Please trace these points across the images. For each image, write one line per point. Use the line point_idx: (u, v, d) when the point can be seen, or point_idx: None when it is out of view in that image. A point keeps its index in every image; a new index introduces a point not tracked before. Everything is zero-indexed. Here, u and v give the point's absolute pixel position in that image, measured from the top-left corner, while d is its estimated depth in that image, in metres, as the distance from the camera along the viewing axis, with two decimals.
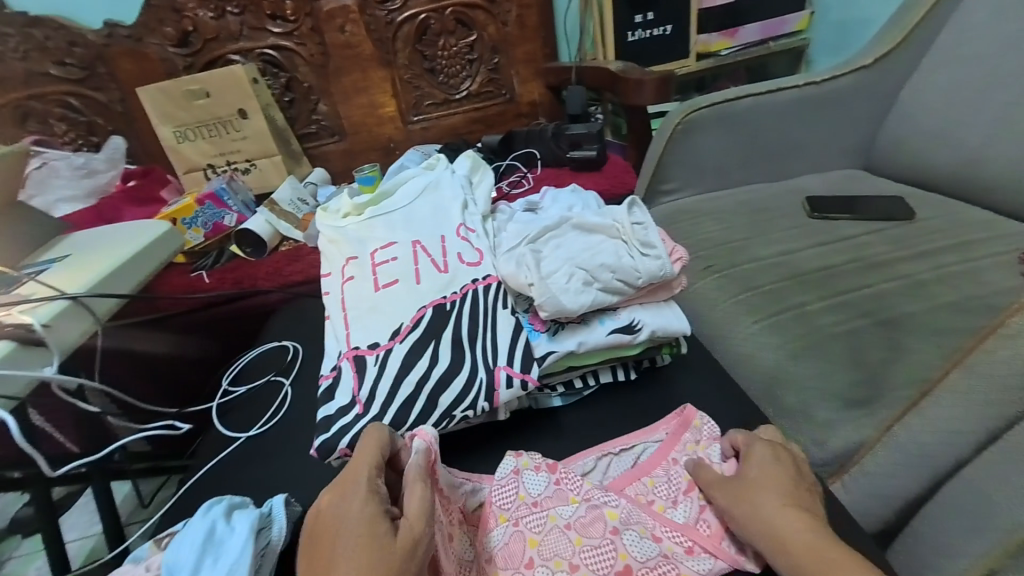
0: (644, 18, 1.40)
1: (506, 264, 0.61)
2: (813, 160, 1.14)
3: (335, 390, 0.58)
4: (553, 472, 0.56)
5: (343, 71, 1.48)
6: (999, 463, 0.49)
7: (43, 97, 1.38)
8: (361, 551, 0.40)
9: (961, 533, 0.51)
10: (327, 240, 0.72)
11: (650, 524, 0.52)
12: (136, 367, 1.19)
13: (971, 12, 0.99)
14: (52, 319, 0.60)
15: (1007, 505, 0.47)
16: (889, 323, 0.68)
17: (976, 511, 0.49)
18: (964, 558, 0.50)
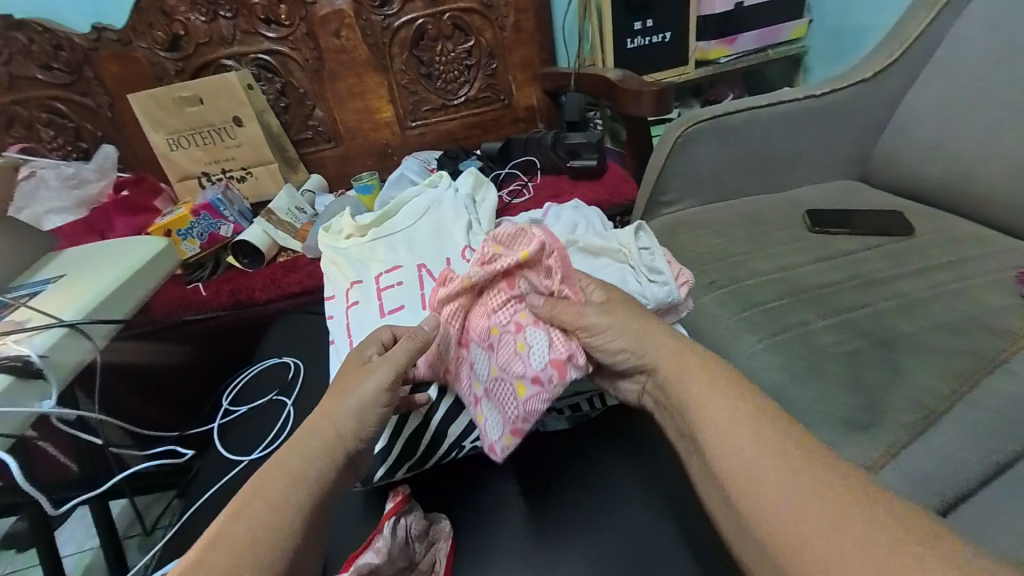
0: (643, 26, 1.40)
1: None
2: (809, 172, 1.15)
3: None
4: (555, 341, 0.55)
5: (338, 76, 1.46)
6: None
7: (28, 102, 1.34)
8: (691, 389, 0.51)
9: None
10: (330, 261, 0.72)
11: (513, 373, 0.56)
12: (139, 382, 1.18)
13: (969, 26, 1.00)
14: (50, 348, 0.58)
15: None
16: (891, 342, 0.68)
17: None
18: None
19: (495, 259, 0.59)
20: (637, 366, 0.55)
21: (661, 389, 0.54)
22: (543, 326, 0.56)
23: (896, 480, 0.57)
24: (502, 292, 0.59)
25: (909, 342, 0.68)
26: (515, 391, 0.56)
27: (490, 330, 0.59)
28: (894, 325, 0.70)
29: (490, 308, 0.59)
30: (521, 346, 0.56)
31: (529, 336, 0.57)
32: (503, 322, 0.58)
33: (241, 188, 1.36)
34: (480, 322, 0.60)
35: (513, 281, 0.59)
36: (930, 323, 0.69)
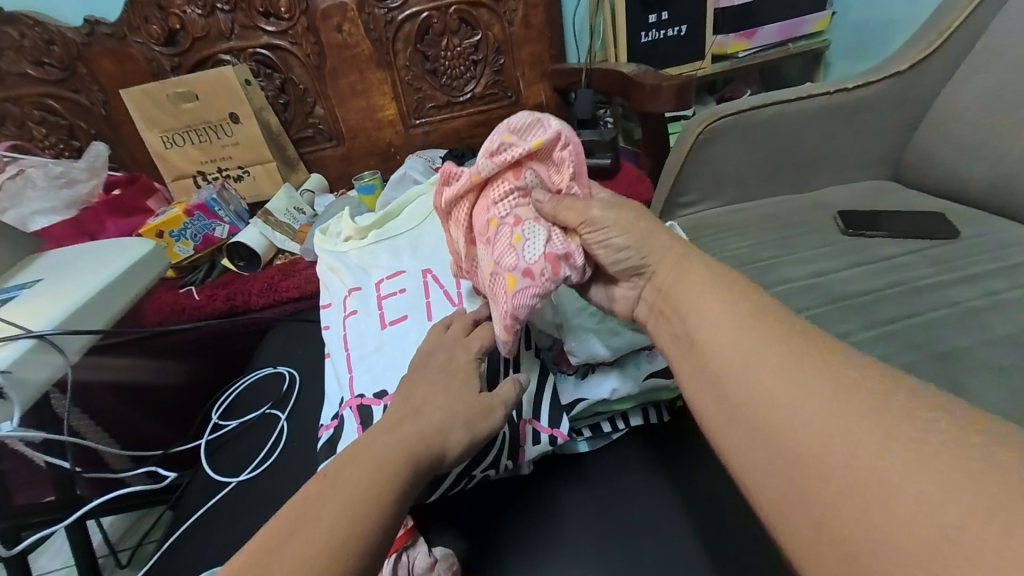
0: (658, 19, 1.33)
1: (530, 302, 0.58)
2: (838, 171, 1.08)
3: (336, 444, 0.52)
4: (558, 243, 0.50)
5: (340, 72, 1.41)
6: None
7: (20, 99, 1.29)
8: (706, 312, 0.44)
9: None
10: (327, 266, 0.66)
11: (506, 265, 0.49)
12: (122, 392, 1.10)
13: (1013, 14, 0.93)
14: (13, 364, 0.53)
15: None
16: (947, 357, 0.61)
17: None
18: None
19: (504, 148, 0.52)
20: (639, 267, 0.50)
21: (660, 294, 0.48)
22: (544, 223, 0.51)
23: None
24: (505, 183, 0.52)
25: (969, 357, 0.61)
26: (506, 284, 0.49)
27: (488, 222, 0.52)
28: (949, 339, 0.63)
29: (491, 200, 0.52)
30: (519, 238, 0.50)
31: (529, 230, 0.50)
32: (503, 213, 0.51)
33: (238, 188, 1.30)
34: (478, 213, 0.53)
35: (518, 174, 0.52)
36: (990, 337, 0.63)
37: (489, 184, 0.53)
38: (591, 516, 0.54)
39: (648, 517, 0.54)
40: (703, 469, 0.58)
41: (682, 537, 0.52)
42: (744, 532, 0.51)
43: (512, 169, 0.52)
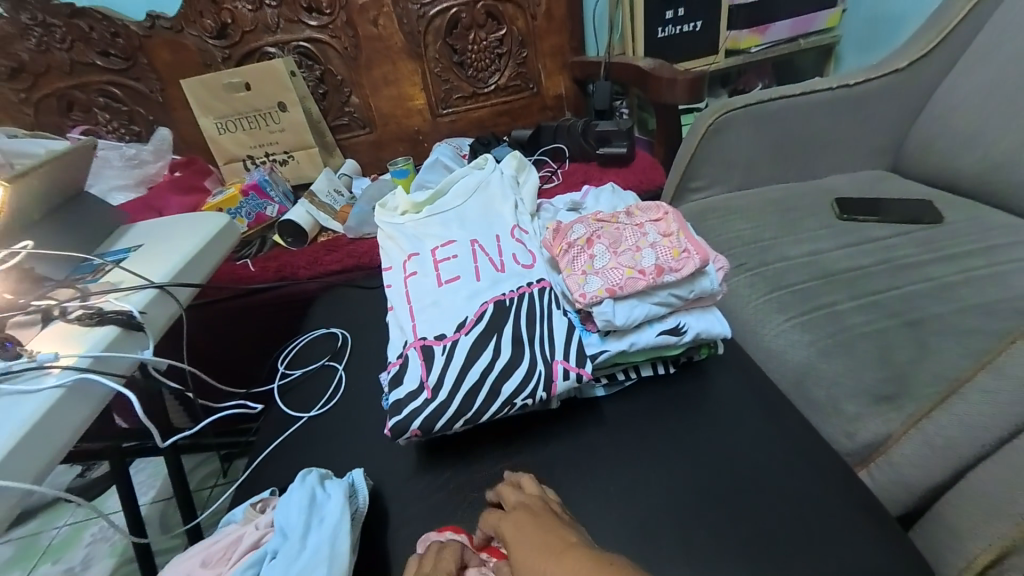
0: (675, 15, 1.41)
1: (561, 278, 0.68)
2: (840, 161, 1.16)
3: (402, 377, 0.63)
4: (623, 271, 0.64)
5: (374, 64, 1.51)
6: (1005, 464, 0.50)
7: (86, 87, 1.42)
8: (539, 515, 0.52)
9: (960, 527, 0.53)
10: (386, 235, 0.77)
11: (586, 259, 0.67)
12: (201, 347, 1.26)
13: (1008, 17, 0.99)
14: (146, 307, 0.65)
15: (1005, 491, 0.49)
16: (918, 323, 0.70)
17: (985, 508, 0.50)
18: (957, 557, 0.52)
19: (655, 218, 0.69)
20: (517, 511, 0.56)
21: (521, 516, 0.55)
22: (615, 253, 0.66)
23: (924, 447, 0.56)
24: (632, 228, 0.69)
25: (937, 322, 0.70)
26: (575, 267, 0.67)
27: (604, 235, 0.69)
28: (923, 306, 0.73)
29: (617, 230, 0.69)
30: (635, 251, 0.65)
31: (645, 247, 0.65)
32: (615, 241, 0.67)
33: (283, 171, 1.43)
34: (608, 230, 0.70)
35: (643, 227, 0.68)
36: (959, 305, 0.72)
37: (631, 223, 0.70)
38: (608, 445, 0.65)
39: (656, 445, 0.64)
40: (704, 412, 0.68)
41: (685, 462, 0.62)
42: (741, 460, 0.61)
43: (638, 226, 0.69)
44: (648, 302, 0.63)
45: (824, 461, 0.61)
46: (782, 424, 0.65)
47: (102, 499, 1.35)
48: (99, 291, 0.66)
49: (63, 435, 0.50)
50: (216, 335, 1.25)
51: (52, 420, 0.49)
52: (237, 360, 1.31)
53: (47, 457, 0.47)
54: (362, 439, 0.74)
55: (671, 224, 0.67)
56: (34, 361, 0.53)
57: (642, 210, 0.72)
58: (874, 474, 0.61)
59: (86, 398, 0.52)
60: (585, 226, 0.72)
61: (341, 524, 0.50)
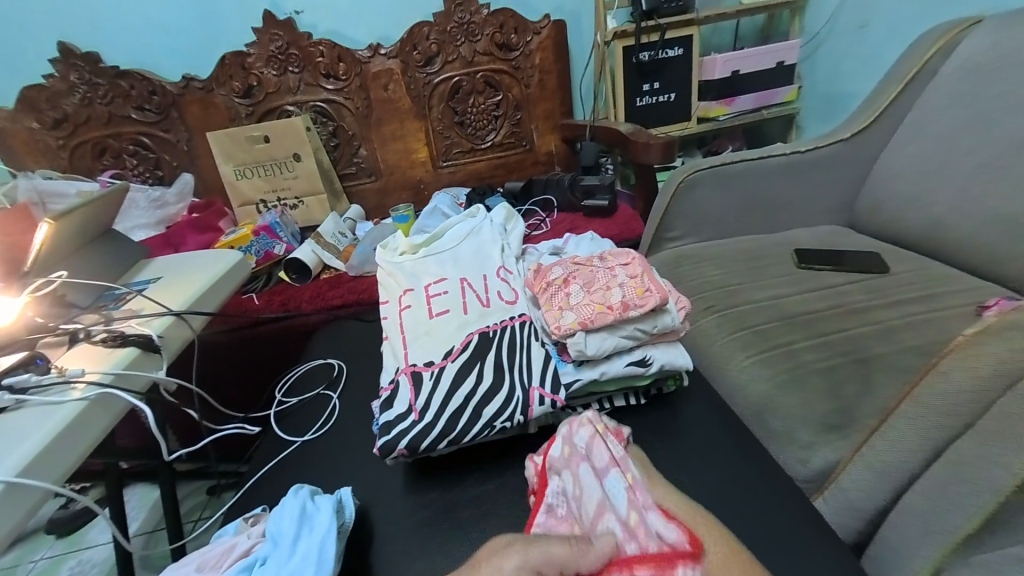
0: (651, 87, 1.59)
1: (541, 312, 0.76)
2: (800, 216, 1.29)
3: (393, 400, 0.69)
4: (593, 306, 0.72)
5: (383, 122, 1.68)
6: (925, 488, 0.54)
7: (120, 136, 1.56)
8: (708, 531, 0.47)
9: (896, 552, 0.56)
10: (386, 271, 0.86)
11: (562, 297, 0.76)
12: (207, 374, 1.32)
13: (932, 99, 1.14)
14: (165, 331, 0.72)
15: (932, 514, 0.53)
16: (864, 361, 0.78)
17: (917, 531, 0.54)
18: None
19: (624, 261, 0.79)
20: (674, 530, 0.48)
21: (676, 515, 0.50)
22: (587, 292, 0.75)
23: (866, 474, 0.61)
24: (604, 270, 0.78)
25: (879, 361, 0.77)
26: (552, 303, 0.76)
27: (578, 276, 0.78)
28: (870, 348, 0.80)
29: (589, 271, 0.79)
30: (606, 289, 0.74)
31: (614, 286, 0.74)
32: (588, 281, 0.77)
33: (294, 214, 1.55)
34: (582, 271, 0.79)
35: (613, 269, 0.78)
36: (899, 346, 0.80)
37: (603, 265, 0.80)
38: None
39: None
40: (673, 440, 0.73)
41: None
42: (703, 485, 0.66)
43: (609, 268, 0.78)
44: (616, 335, 0.70)
45: (779, 487, 0.66)
46: (743, 452, 0.70)
47: (83, 531, 1.34)
48: (126, 317, 0.73)
49: (84, 443, 0.55)
50: (219, 363, 1.31)
51: (77, 428, 0.54)
52: (240, 387, 1.36)
53: (67, 465, 0.52)
54: (353, 463, 0.78)
55: (638, 266, 0.77)
56: (62, 376, 0.58)
57: (614, 255, 0.82)
58: (826, 501, 0.65)
59: (106, 411, 0.58)
60: (561, 268, 0.81)
61: (328, 533, 0.54)
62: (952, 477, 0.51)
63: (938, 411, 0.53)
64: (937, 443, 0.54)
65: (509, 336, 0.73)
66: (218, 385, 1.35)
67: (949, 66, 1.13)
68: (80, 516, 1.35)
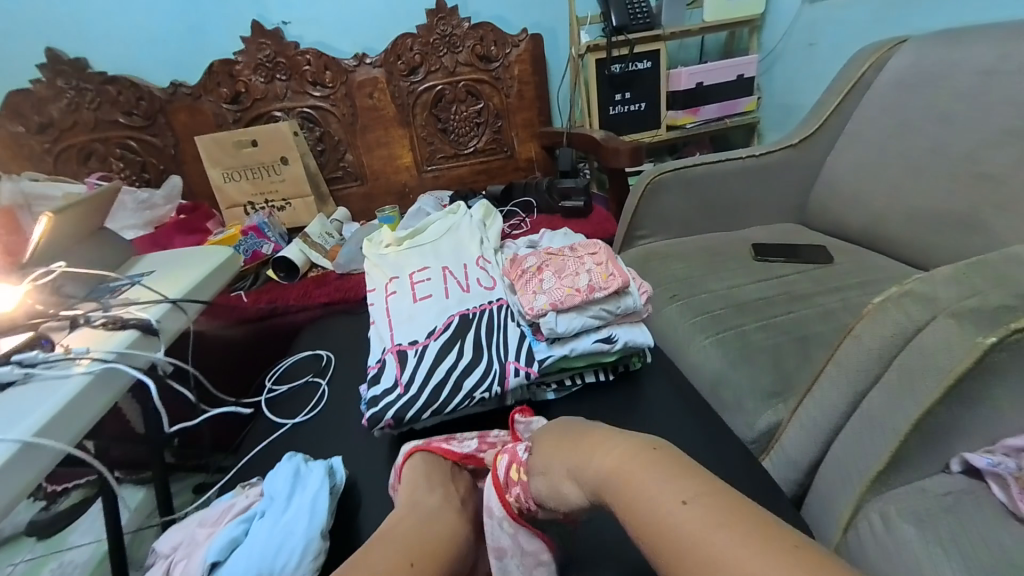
0: (623, 97, 1.70)
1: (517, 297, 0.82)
2: (758, 216, 1.40)
3: (380, 377, 0.75)
4: (564, 289, 0.79)
5: (368, 129, 1.74)
6: (847, 439, 0.63)
7: (106, 140, 1.59)
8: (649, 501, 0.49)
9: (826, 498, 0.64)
10: (373, 262, 0.93)
11: (536, 283, 0.83)
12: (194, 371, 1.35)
13: (869, 109, 1.27)
14: (163, 317, 0.76)
15: (852, 460, 0.61)
16: (805, 339, 0.87)
17: (841, 476, 0.62)
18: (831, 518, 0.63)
19: (592, 251, 0.86)
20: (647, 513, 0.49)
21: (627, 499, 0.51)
22: (558, 279, 0.82)
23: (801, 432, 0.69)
24: (574, 259, 0.86)
25: (818, 338, 0.86)
26: (526, 289, 0.83)
27: (550, 265, 0.86)
28: (810, 327, 0.89)
29: (561, 260, 0.86)
30: (575, 275, 0.81)
31: (582, 272, 0.81)
32: (560, 269, 0.84)
33: (281, 216, 1.59)
34: (554, 261, 0.87)
35: (582, 257, 0.85)
36: (836, 326, 0.89)
37: (574, 255, 0.87)
38: None
39: None
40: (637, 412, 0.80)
41: None
42: None
43: (579, 257, 0.86)
44: (585, 315, 0.78)
45: (730, 449, 0.73)
46: (699, 421, 0.78)
47: (64, 534, 1.33)
48: (124, 304, 0.77)
49: (90, 414, 0.59)
50: (208, 360, 1.34)
51: (83, 400, 0.58)
52: (228, 384, 1.39)
53: (75, 433, 0.56)
54: (342, 442, 0.83)
55: (605, 254, 0.84)
56: (68, 354, 0.62)
57: (583, 246, 0.89)
58: (771, 461, 0.73)
59: (110, 386, 0.62)
60: (535, 259, 0.89)
61: (321, 490, 0.60)
62: (864, 426, 0.59)
63: (853, 370, 0.62)
64: (854, 398, 0.62)
65: (488, 319, 0.79)
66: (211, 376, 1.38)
67: (882, 80, 1.26)
68: (60, 519, 1.34)
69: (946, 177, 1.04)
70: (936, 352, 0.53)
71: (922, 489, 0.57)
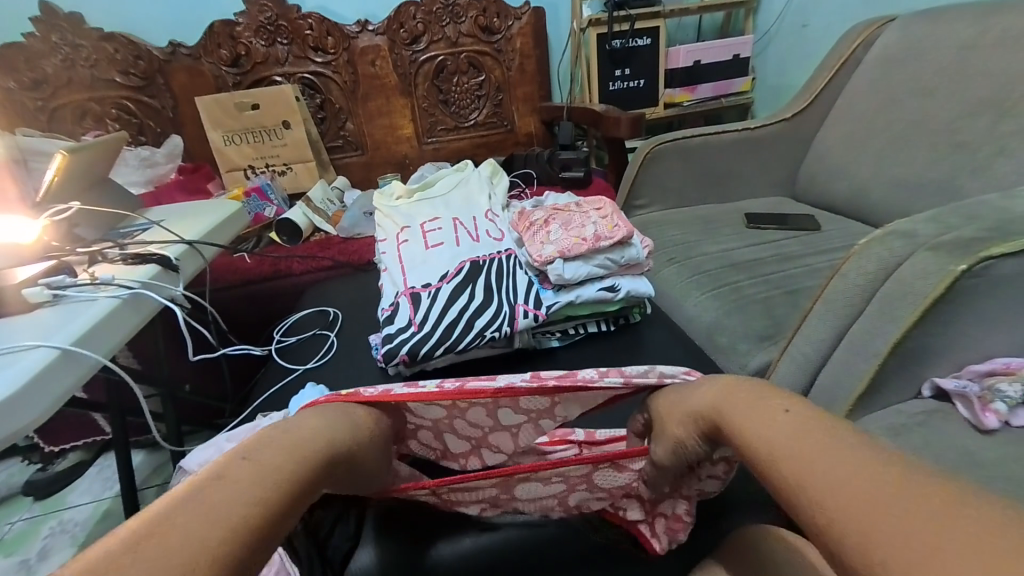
0: (622, 73, 1.73)
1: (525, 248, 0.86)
2: (751, 189, 1.45)
3: (394, 317, 0.78)
4: (570, 239, 0.83)
5: (369, 97, 1.74)
6: (831, 371, 0.68)
7: (102, 100, 1.56)
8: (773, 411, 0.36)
9: None
10: (384, 215, 0.96)
11: (542, 234, 0.86)
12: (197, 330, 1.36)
13: (857, 86, 1.32)
14: (181, 256, 0.78)
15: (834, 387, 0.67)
16: (793, 293, 0.92)
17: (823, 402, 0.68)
18: None
19: (598, 206, 0.90)
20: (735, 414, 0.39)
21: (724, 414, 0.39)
22: (564, 230, 0.86)
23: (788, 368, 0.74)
24: (580, 213, 0.89)
25: (806, 292, 0.92)
26: (533, 240, 0.86)
27: (556, 219, 0.89)
28: (798, 282, 0.95)
29: (568, 214, 0.90)
30: (581, 227, 0.85)
31: (588, 224, 0.85)
32: (566, 222, 0.88)
33: (282, 181, 1.59)
34: (561, 215, 0.90)
35: (588, 211, 0.89)
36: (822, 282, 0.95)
37: (580, 210, 0.90)
38: None
39: None
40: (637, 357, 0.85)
41: None
42: None
43: (584, 211, 0.90)
44: (590, 264, 0.82)
45: None
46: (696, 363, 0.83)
47: (63, 494, 1.33)
48: (142, 243, 0.78)
49: (117, 335, 0.61)
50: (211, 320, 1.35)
51: (112, 321, 0.60)
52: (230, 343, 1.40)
53: (107, 349, 0.58)
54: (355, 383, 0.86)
55: (610, 209, 0.88)
56: (93, 281, 0.64)
57: (591, 203, 0.92)
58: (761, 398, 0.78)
59: (137, 311, 0.64)
60: (542, 214, 0.92)
61: None
62: (846, 355, 0.66)
63: (837, 305, 0.67)
64: (839, 332, 0.68)
65: (498, 266, 0.83)
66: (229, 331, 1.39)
67: (871, 58, 1.31)
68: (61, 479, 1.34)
69: (926, 147, 1.10)
70: (912, 284, 0.60)
71: (898, 411, 0.64)
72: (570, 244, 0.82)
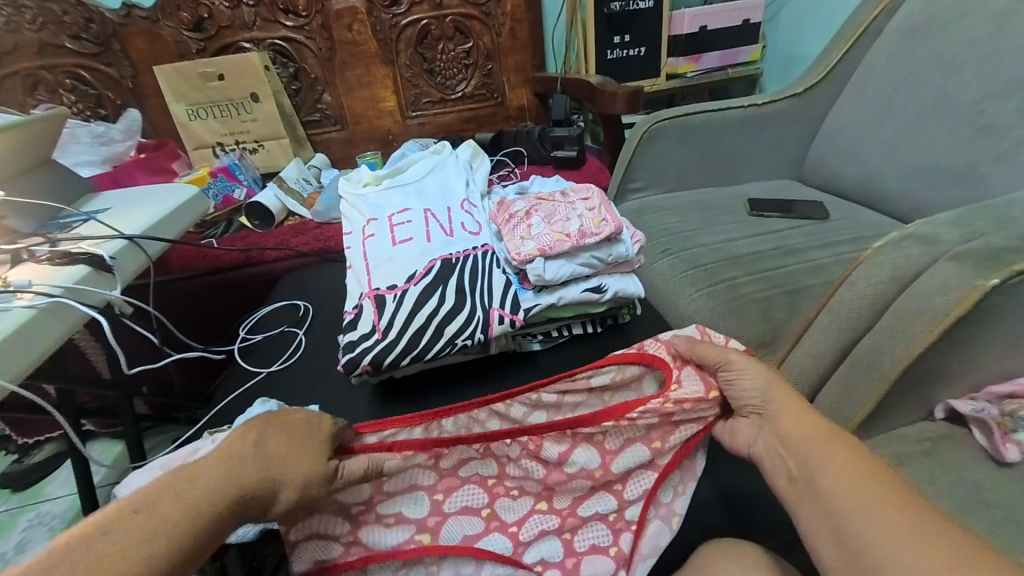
0: (622, 40, 1.59)
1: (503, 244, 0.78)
2: (756, 170, 1.35)
3: (357, 322, 0.71)
4: (551, 233, 0.75)
5: (347, 66, 1.61)
6: (840, 391, 0.61)
7: (54, 68, 1.43)
8: (840, 451, 0.47)
9: None
10: (351, 204, 0.88)
11: (522, 229, 0.78)
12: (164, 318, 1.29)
13: (876, 57, 1.20)
14: (117, 253, 0.70)
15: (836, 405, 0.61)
16: (794, 292, 0.86)
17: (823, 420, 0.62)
18: None
19: (585, 196, 0.81)
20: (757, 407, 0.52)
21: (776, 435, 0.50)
22: (545, 223, 0.78)
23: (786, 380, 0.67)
24: (566, 203, 0.81)
25: (807, 292, 0.86)
26: (511, 235, 0.79)
27: (535, 210, 0.81)
28: (802, 280, 0.88)
29: (550, 204, 0.82)
30: (565, 220, 0.77)
31: (573, 217, 0.77)
32: (547, 213, 0.80)
33: (254, 159, 1.49)
34: (542, 206, 0.82)
35: (574, 201, 0.81)
36: (826, 279, 0.88)
37: (564, 200, 0.82)
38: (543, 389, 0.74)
39: None
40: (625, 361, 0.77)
41: None
42: None
43: (570, 201, 0.81)
44: (574, 263, 0.74)
45: None
46: None
47: (38, 486, 1.27)
48: (75, 238, 0.71)
49: (37, 347, 0.54)
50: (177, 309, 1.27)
51: (28, 335, 0.54)
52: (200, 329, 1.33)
53: (20, 367, 0.52)
54: (320, 390, 0.80)
55: (599, 200, 0.80)
56: (8, 287, 0.57)
57: (580, 191, 0.83)
58: None
59: (59, 320, 0.57)
60: (522, 204, 0.84)
61: None
62: (850, 372, 0.60)
63: (842, 317, 0.60)
64: (844, 346, 0.61)
65: (472, 266, 0.75)
66: (188, 329, 1.32)
67: (893, 26, 1.19)
68: (36, 470, 1.27)
69: (948, 130, 1.00)
70: (930, 299, 0.53)
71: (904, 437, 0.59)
72: (554, 240, 0.74)
